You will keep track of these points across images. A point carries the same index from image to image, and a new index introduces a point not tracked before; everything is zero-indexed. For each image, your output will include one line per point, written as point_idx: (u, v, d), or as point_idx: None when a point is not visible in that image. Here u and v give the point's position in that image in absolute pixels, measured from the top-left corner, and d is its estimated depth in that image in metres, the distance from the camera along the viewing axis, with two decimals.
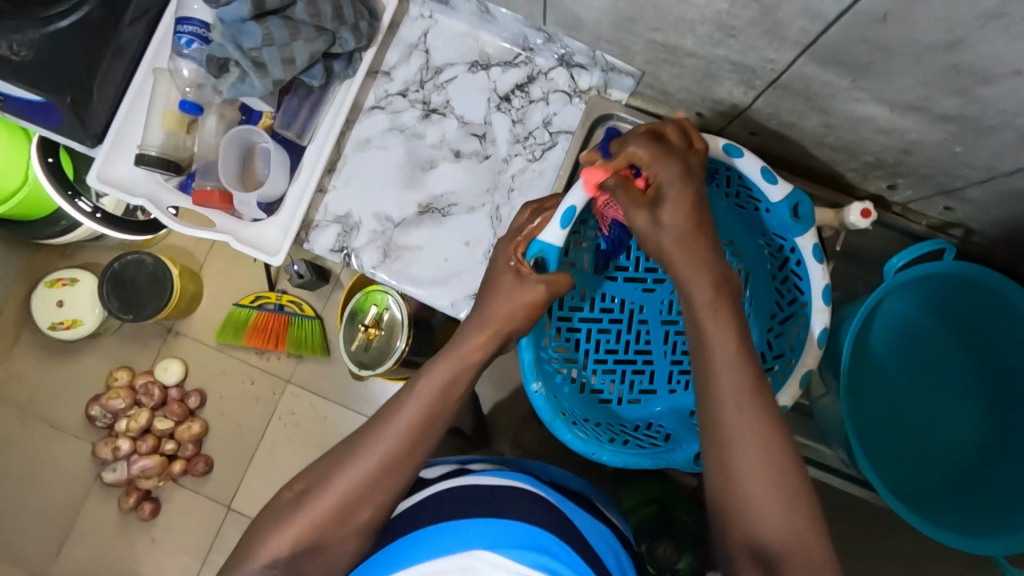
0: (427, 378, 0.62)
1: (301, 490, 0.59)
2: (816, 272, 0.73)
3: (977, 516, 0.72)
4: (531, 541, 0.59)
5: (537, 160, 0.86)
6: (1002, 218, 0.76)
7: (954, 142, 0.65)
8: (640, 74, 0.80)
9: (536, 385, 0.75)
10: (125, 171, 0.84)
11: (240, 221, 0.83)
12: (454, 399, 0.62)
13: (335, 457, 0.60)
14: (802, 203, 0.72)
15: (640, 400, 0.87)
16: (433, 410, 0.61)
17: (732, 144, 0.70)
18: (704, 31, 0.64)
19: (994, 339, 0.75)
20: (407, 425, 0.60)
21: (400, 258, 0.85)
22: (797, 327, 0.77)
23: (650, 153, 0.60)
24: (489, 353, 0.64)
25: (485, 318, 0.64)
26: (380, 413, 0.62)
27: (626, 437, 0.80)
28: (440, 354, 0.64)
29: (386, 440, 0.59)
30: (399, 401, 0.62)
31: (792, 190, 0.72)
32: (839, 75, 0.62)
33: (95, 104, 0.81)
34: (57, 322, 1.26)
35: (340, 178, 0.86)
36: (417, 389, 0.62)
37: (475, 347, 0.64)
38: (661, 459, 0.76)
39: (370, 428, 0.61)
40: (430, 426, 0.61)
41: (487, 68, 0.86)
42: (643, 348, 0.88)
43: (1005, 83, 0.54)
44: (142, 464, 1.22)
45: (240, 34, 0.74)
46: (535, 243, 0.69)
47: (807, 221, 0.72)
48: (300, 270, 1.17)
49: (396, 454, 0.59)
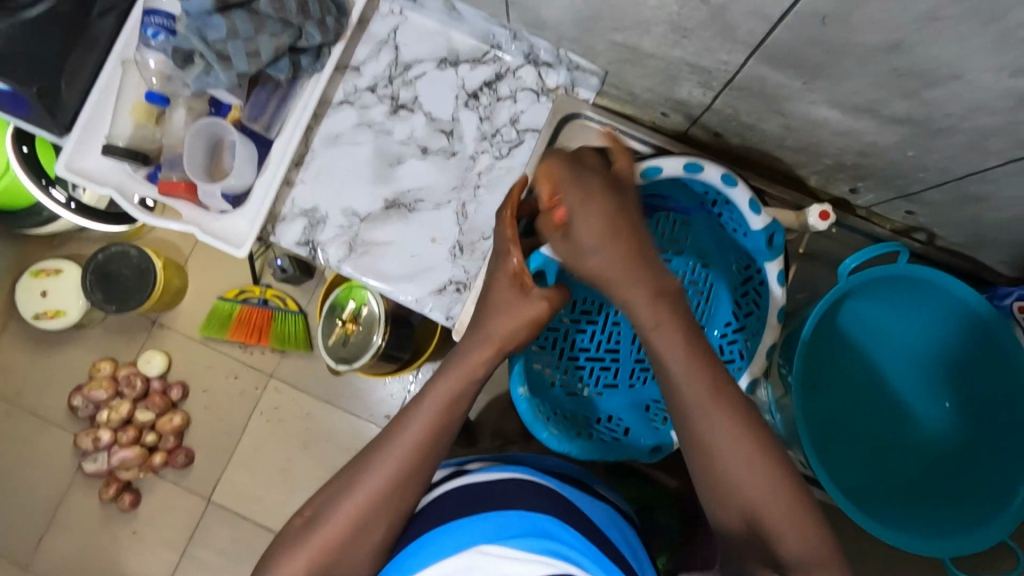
0: (430, 397, 0.61)
1: (310, 515, 0.58)
2: (776, 296, 0.76)
3: (939, 515, 0.73)
4: (532, 527, 0.58)
5: (504, 157, 0.87)
6: (963, 221, 0.76)
7: (908, 146, 0.65)
8: (603, 74, 0.81)
9: (521, 389, 0.77)
10: (94, 161, 0.84)
11: (206, 213, 0.84)
12: (459, 415, 0.62)
13: (341, 479, 0.59)
14: (777, 233, 0.76)
15: (604, 394, 0.88)
16: (439, 427, 0.60)
17: (728, 174, 0.74)
18: (660, 31, 0.65)
19: (951, 337, 0.77)
20: (411, 445, 0.59)
21: (367, 253, 0.86)
22: (748, 340, 0.82)
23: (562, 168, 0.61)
24: (491, 370, 0.64)
25: (488, 335, 0.64)
26: (382, 433, 0.61)
27: (589, 430, 0.83)
28: (441, 372, 0.64)
29: (392, 462, 0.58)
30: (401, 422, 0.61)
31: (772, 221, 0.75)
32: (792, 77, 0.61)
33: (65, 97, 0.81)
34: (41, 312, 1.27)
35: (309, 172, 0.87)
36: (422, 406, 0.61)
37: (477, 365, 0.63)
38: (621, 450, 0.79)
39: (371, 451, 0.60)
40: (435, 444, 0.60)
41: (456, 65, 0.87)
42: (613, 347, 0.89)
43: (949, 86, 0.54)
44: (123, 455, 1.23)
45: (205, 26, 0.74)
46: (536, 256, 0.74)
47: (776, 253, 0.76)
48: (283, 265, 1.18)
49: (402, 473, 0.58)
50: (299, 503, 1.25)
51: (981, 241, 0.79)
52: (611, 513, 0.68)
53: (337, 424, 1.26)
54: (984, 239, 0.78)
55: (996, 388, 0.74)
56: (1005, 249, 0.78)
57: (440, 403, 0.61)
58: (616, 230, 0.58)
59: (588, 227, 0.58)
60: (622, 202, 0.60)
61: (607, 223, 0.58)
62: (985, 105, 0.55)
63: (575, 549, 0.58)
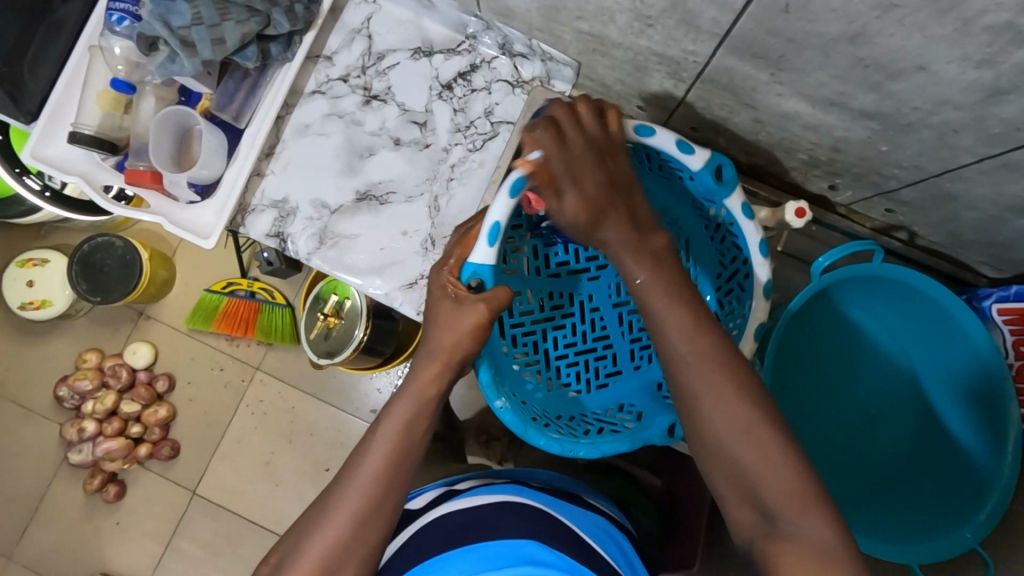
0: (385, 423, 0.60)
1: (277, 561, 0.56)
2: (750, 228, 0.68)
3: (912, 518, 0.75)
4: (516, 554, 0.57)
5: (478, 150, 0.85)
6: (940, 220, 0.74)
7: (880, 141, 0.64)
8: (577, 64, 0.79)
9: (500, 402, 0.70)
10: (60, 148, 0.83)
11: (174, 203, 0.82)
12: (420, 437, 0.60)
13: (305, 519, 0.57)
14: (725, 164, 0.67)
15: (608, 384, 0.85)
16: (399, 453, 0.59)
17: (642, 124, 0.65)
18: (625, 21, 0.64)
19: (928, 337, 0.77)
20: (370, 478, 0.57)
21: (336, 245, 0.84)
22: (744, 286, 0.75)
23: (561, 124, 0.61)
24: (444, 387, 0.62)
25: (433, 351, 0.62)
26: (344, 465, 0.59)
27: (600, 425, 0.78)
28: (397, 393, 0.62)
29: (358, 488, 0.56)
30: (357, 456, 0.59)
31: (712, 153, 0.67)
32: (759, 68, 0.61)
33: (29, 84, 0.81)
34: (26, 302, 1.25)
35: (279, 164, 0.85)
36: (377, 434, 0.59)
37: (428, 382, 0.62)
38: (636, 438, 0.71)
39: (335, 483, 0.58)
40: (397, 474, 0.58)
41: (429, 55, 0.85)
42: (601, 335, 0.87)
43: (914, 78, 0.53)
44: (107, 446, 1.22)
45: (169, 13, 0.72)
46: (467, 265, 0.66)
47: (732, 185, 0.68)
48: (269, 258, 1.14)
49: (371, 497, 0.56)
50: (283, 496, 1.24)
51: (959, 241, 0.77)
52: (602, 523, 0.67)
53: (323, 419, 1.25)
54: (962, 239, 0.76)
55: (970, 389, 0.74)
56: (984, 249, 0.76)
57: (396, 429, 0.59)
58: (609, 203, 0.59)
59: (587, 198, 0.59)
60: (615, 173, 0.60)
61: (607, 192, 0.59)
62: (950, 99, 0.54)
63: (564, 571, 0.57)
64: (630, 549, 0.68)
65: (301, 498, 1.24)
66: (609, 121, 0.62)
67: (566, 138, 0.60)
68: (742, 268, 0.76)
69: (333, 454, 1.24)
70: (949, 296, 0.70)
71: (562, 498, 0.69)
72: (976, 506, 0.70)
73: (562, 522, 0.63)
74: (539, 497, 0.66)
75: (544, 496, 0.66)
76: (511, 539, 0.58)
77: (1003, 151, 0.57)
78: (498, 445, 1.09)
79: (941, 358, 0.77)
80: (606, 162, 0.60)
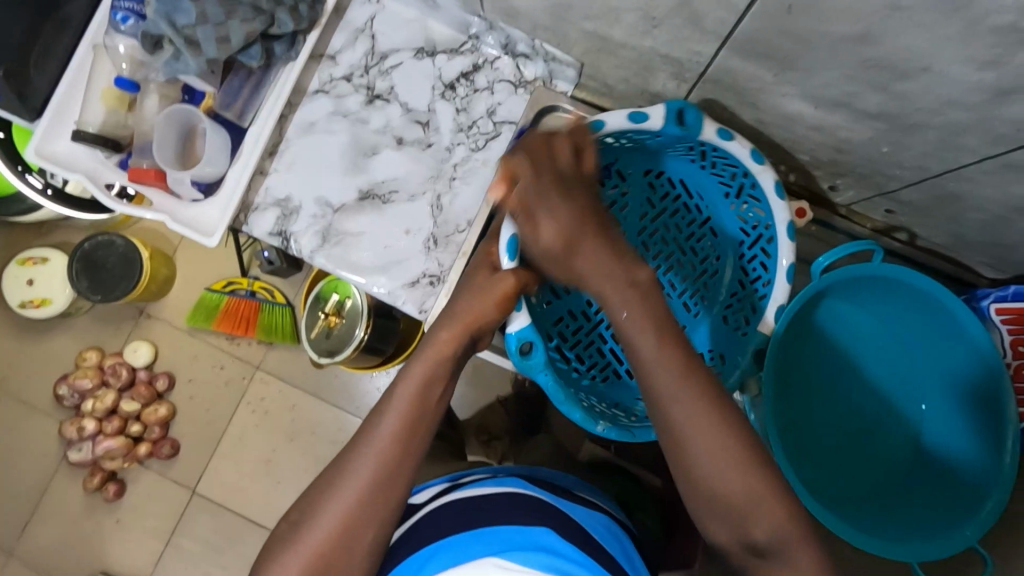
0: (404, 383, 0.61)
1: (297, 518, 0.56)
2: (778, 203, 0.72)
3: (913, 519, 0.75)
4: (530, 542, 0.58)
5: (480, 149, 0.85)
6: (942, 220, 0.75)
7: (883, 142, 0.65)
8: (580, 65, 0.81)
9: (598, 428, 0.72)
10: (63, 146, 0.83)
11: (177, 201, 0.83)
12: (438, 398, 0.62)
13: (321, 485, 0.57)
14: (687, 109, 0.68)
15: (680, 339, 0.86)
16: (413, 420, 0.59)
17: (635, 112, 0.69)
18: (631, 20, 0.65)
19: (930, 338, 0.77)
20: (385, 448, 0.57)
21: (340, 243, 0.85)
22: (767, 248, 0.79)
23: (519, 177, 0.61)
24: (462, 347, 0.65)
25: (453, 313, 0.66)
26: (360, 431, 0.59)
27: None
28: (414, 357, 0.63)
29: (375, 454, 0.57)
30: (375, 418, 0.59)
31: (666, 105, 0.69)
32: (765, 69, 0.62)
33: (35, 82, 0.81)
34: (27, 300, 1.25)
35: (283, 162, 0.85)
36: (392, 402, 0.60)
37: (447, 341, 0.64)
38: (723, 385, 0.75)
39: (350, 449, 0.58)
40: (410, 441, 0.58)
41: (432, 55, 0.85)
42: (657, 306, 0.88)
43: (920, 79, 0.54)
44: (108, 444, 1.22)
45: (175, 11, 0.74)
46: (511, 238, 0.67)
47: (697, 127, 0.69)
48: (270, 257, 1.15)
49: (384, 469, 0.56)
50: (283, 495, 1.24)
51: (961, 242, 0.78)
52: (606, 522, 0.68)
53: (323, 418, 1.26)
54: (964, 239, 0.77)
55: (971, 390, 0.74)
56: (986, 249, 0.77)
57: (410, 394, 0.60)
58: (583, 232, 0.58)
59: (556, 235, 0.59)
60: (581, 201, 0.60)
61: (572, 224, 0.58)
62: (955, 100, 0.55)
63: (571, 560, 0.58)
64: (631, 548, 0.68)
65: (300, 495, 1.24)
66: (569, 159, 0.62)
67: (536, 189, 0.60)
68: (745, 180, 0.77)
69: (333, 453, 1.25)
70: (948, 294, 0.71)
71: (567, 496, 0.69)
72: (977, 505, 0.71)
73: (568, 515, 0.63)
74: (546, 493, 0.66)
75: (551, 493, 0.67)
76: (522, 524, 0.59)
77: (1005, 150, 0.58)
78: (500, 445, 1.09)
79: (939, 357, 0.78)
80: (585, 191, 0.61)
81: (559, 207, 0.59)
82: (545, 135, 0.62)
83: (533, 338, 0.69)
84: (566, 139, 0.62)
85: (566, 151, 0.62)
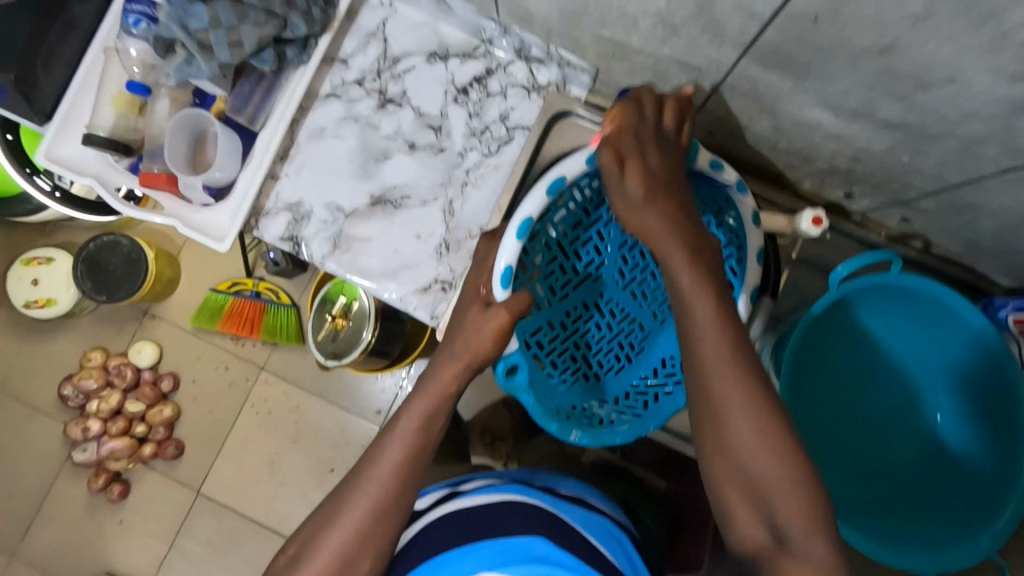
0: (405, 420, 0.60)
1: (294, 553, 0.56)
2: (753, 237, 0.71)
3: (929, 532, 0.75)
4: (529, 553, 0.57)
5: (493, 154, 0.85)
6: (957, 229, 0.75)
7: (902, 151, 0.64)
8: (595, 70, 0.80)
9: (573, 436, 0.72)
10: (72, 150, 0.82)
11: (188, 206, 0.82)
12: (437, 432, 0.61)
13: (326, 509, 0.57)
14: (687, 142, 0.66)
15: (645, 350, 0.86)
16: (413, 453, 0.58)
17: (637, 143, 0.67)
18: (647, 28, 0.64)
19: (944, 348, 0.77)
20: (389, 472, 0.57)
21: (349, 249, 0.84)
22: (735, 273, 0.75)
23: (625, 126, 0.61)
24: (463, 383, 0.63)
25: (455, 349, 0.63)
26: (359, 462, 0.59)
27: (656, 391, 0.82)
28: (417, 390, 0.63)
29: (377, 482, 0.56)
30: (376, 449, 0.59)
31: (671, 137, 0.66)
32: (784, 76, 0.61)
33: (43, 85, 0.80)
34: (31, 300, 1.24)
35: (294, 166, 0.85)
36: (397, 430, 0.59)
37: (450, 378, 0.62)
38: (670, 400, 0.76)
39: (351, 478, 0.58)
40: (409, 475, 0.58)
41: (445, 59, 0.85)
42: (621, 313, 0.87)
43: (943, 90, 0.53)
44: (112, 446, 1.21)
45: (186, 15, 0.73)
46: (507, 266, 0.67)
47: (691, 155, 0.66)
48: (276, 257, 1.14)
49: (389, 497, 0.56)
50: (287, 497, 1.24)
51: (974, 250, 0.78)
52: (608, 528, 0.66)
53: (326, 419, 1.25)
54: (978, 247, 0.77)
55: (991, 401, 0.74)
56: (999, 259, 0.77)
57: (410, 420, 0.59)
58: (664, 188, 0.59)
59: (642, 181, 0.59)
60: (668, 160, 0.61)
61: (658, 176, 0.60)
62: (977, 111, 0.54)
63: (568, 568, 0.57)
64: (637, 557, 0.66)
65: (303, 497, 1.23)
66: (665, 113, 0.63)
67: (640, 121, 0.62)
68: (726, 206, 0.74)
69: (336, 455, 1.24)
70: (966, 304, 0.70)
71: (568, 500, 0.67)
72: (990, 514, 0.71)
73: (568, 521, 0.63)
74: (545, 497, 0.64)
75: (547, 497, 0.65)
76: (521, 535, 0.58)
77: None
78: (503, 446, 1.05)
79: (951, 365, 0.78)
80: (672, 156, 0.62)
81: (650, 158, 0.60)
82: (656, 100, 0.63)
83: (520, 361, 0.70)
84: (672, 109, 0.63)
85: (670, 116, 0.63)
